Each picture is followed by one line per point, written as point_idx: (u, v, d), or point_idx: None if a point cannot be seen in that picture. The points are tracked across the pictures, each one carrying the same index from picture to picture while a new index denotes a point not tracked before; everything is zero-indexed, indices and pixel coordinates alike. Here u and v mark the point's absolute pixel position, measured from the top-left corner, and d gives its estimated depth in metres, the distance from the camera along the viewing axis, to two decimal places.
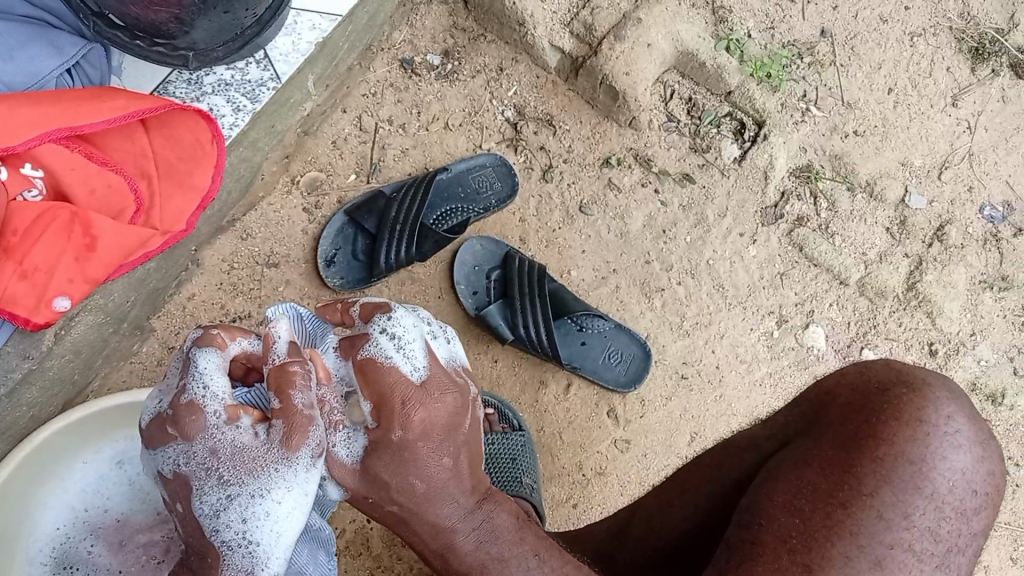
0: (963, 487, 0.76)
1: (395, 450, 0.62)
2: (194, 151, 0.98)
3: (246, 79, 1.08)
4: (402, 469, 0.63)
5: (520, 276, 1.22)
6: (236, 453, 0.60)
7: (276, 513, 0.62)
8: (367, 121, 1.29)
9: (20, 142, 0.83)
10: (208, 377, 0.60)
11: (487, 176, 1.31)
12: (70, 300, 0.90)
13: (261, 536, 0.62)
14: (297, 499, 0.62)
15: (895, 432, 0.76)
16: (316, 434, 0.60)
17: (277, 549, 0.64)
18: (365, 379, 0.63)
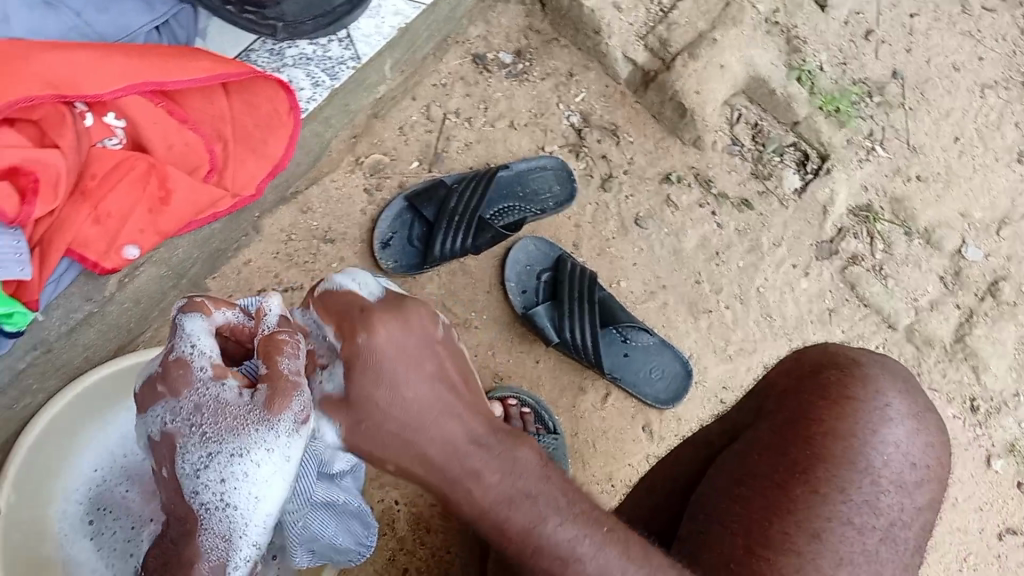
0: (900, 460, 0.81)
1: (368, 360, 0.62)
2: (270, 120, 1.00)
3: (327, 55, 1.08)
4: (378, 376, 0.62)
5: (571, 280, 1.22)
6: (219, 414, 0.62)
7: (258, 482, 0.64)
8: (435, 111, 1.30)
9: (107, 90, 0.86)
10: (197, 347, 0.62)
11: (547, 178, 1.31)
12: (139, 249, 0.92)
13: (238, 499, 0.64)
14: (280, 468, 0.64)
15: (826, 412, 0.82)
16: (300, 398, 0.62)
17: (257, 518, 0.65)
18: (325, 312, 0.65)
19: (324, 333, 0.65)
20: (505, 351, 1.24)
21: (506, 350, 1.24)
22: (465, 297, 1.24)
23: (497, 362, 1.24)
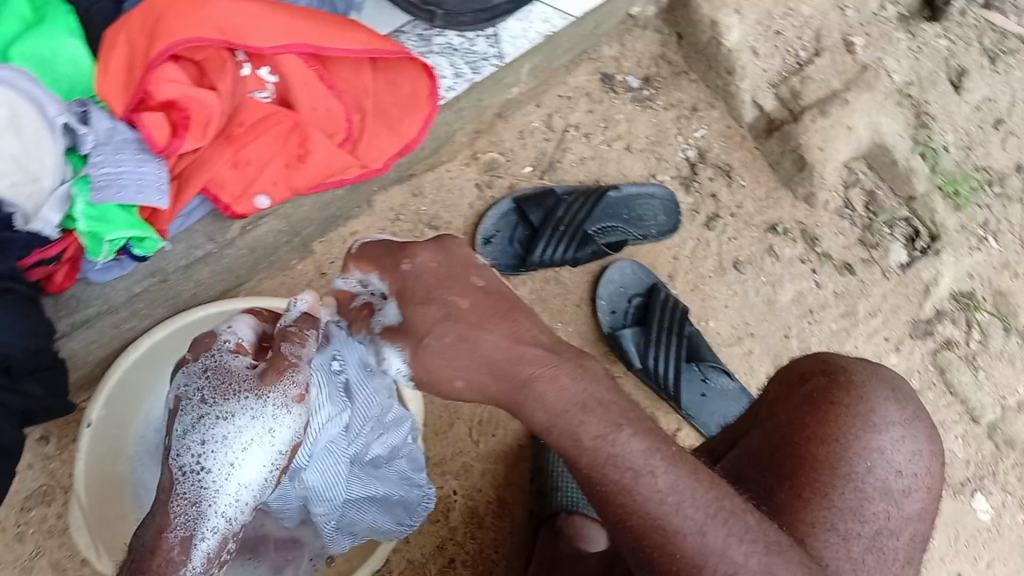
0: (886, 468, 0.80)
1: (418, 282, 0.74)
2: (410, 101, 1.02)
3: (472, 49, 1.08)
4: (428, 294, 0.73)
5: (662, 312, 1.22)
6: (220, 384, 0.76)
7: (238, 449, 0.75)
8: (557, 121, 1.31)
9: (268, 46, 0.89)
10: (228, 335, 0.78)
11: (653, 206, 1.29)
12: (269, 200, 0.95)
13: (216, 462, 0.74)
14: (258, 441, 0.75)
15: (810, 417, 0.82)
16: (294, 375, 0.76)
17: (228, 487, 0.75)
18: (362, 267, 0.78)
19: (369, 284, 0.78)
20: None
21: None
22: (555, 305, 1.24)
23: None
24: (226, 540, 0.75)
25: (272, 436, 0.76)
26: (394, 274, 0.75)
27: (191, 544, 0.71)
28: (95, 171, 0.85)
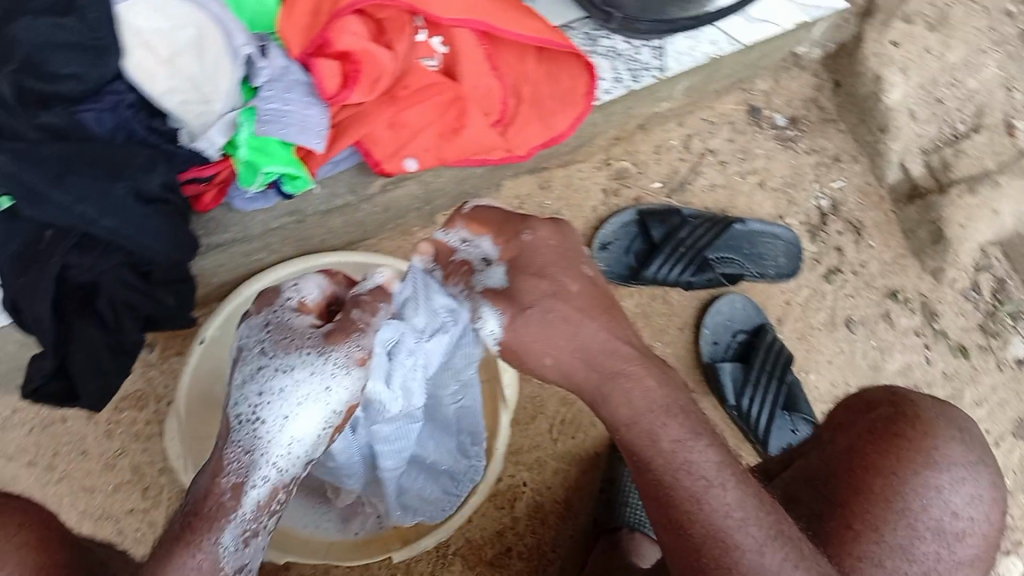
0: (942, 510, 0.79)
1: (535, 256, 0.76)
2: (567, 96, 1.02)
3: (635, 58, 1.04)
4: (541, 267, 0.75)
5: (767, 352, 1.20)
6: (280, 339, 0.74)
7: (296, 402, 0.72)
8: (695, 144, 1.27)
9: (447, 17, 0.90)
10: (291, 292, 0.76)
11: (776, 247, 1.26)
12: (417, 165, 0.97)
13: (269, 414, 0.72)
14: (317, 395, 0.73)
15: (871, 447, 0.81)
16: (359, 339, 0.74)
17: (283, 439, 0.72)
18: (471, 227, 0.78)
19: (474, 246, 0.78)
20: None
21: None
22: (658, 325, 1.22)
23: None
24: (278, 493, 0.72)
25: (329, 393, 0.73)
26: (511, 242, 0.76)
27: (243, 492, 0.69)
28: (264, 104, 0.88)
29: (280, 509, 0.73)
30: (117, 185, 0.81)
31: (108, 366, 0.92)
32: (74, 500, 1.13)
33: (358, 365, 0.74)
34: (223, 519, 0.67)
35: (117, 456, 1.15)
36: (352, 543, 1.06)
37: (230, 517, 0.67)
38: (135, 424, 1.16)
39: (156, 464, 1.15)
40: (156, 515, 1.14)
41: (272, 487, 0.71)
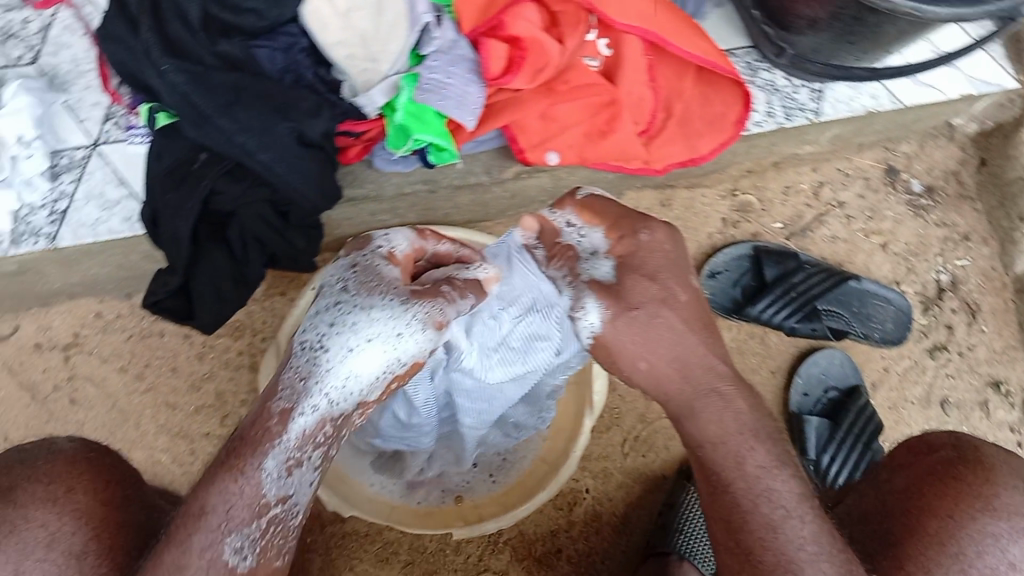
0: (1001, 561, 0.68)
1: (648, 258, 0.77)
2: (718, 121, 0.99)
3: (792, 97, 1.02)
4: (653, 269, 0.77)
5: (855, 415, 1.17)
6: (363, 281, 0.73)
7: (361, 340, 0.70)
8: (825, 192, 1.24)
9: (621, 22, 0.89)
10: (382, 242, 0.77)
11: (885, 312, 1.22)
12: (557, 160, 0.97)
13: (333, 346, 0.70)
14: (384, 339, 0.71)
15: (929, 488, 0.73)
16: (441, 301, 0.74)
17: (341, 373, 0.69)
18: (585, 217, 0.82)
19: (586, 235, 0.82)
20: None
21: None
22: (750, 365, 1.20)
23: None
24: (326, 429, 0.69)
25: (398, 341, 0.71)
26: (625, 240, 0.79)
27: (291, 418, 0.67)
28: (426, 74, 0.89)
29: (328, 452, 0.70)
30: (281, 123, 0.84)
31: (228, 295, 0.95)
32: (154, 413, 1.16)
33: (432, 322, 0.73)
34: (269, 443, 0.65)
35: (203, 379, 1.17)
36: (415, 512, 1.08)
37: (276, 441, 0.65)
38: (227, 352, 1.18)
39: (239, 394, 1.17)
40: None
41: (323, 423, 0.68)
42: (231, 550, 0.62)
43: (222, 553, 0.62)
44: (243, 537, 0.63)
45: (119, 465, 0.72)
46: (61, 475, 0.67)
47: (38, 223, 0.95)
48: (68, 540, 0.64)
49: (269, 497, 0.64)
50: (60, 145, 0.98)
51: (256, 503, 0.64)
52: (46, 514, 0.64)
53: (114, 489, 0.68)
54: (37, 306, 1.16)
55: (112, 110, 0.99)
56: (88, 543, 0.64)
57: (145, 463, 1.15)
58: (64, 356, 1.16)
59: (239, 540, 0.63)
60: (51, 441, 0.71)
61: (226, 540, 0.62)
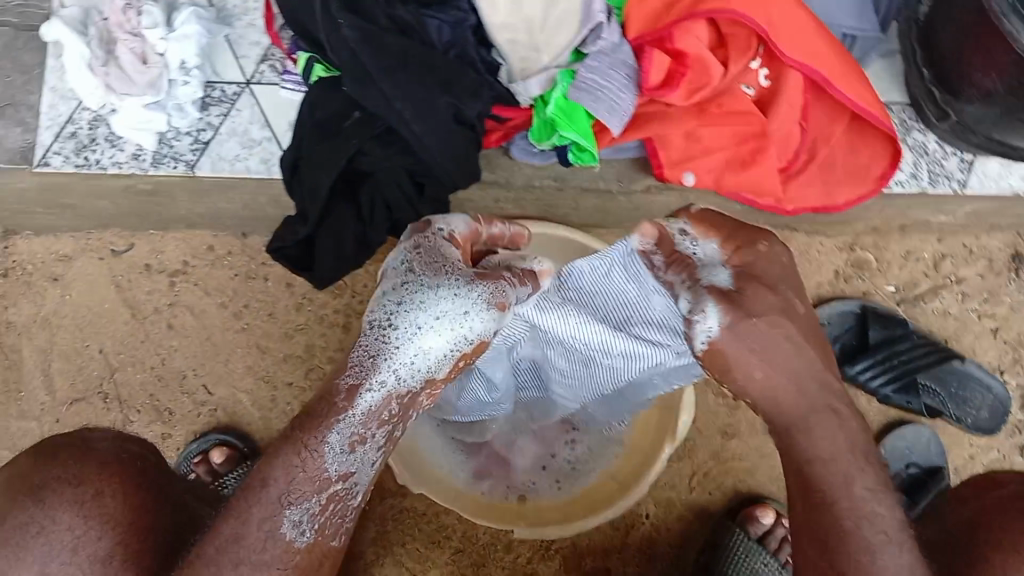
0: None
1: (767, 270, 0.75)
2: (860, 173, 0.98)
3: (940, 164, 0.99)
4: (771, 285, 0.74)
5: (932, 475, 1.15)
6: (428, 261, 0.74)
7: (425, 320, 0.72)
8: (945, 265, 1.19)
9: (789, 56, 0.88)
10: (443, 223, 0.76)
11: (982, 399, 1.16)
12: (692, 181, 0.97)
13: (401, 327, 0.72)
14: (448, 319, 0.73)
15: (1001, 522, 0.71)
16: (504, 288, 0.74)
17: (411, 350, 0.72)
18: (698, 228, 0.75)
19: (698, 246, 0.76)
20: None
21: None
22: None
23: None
24: (392, 408, 0.72)
25: (464, 320, 0.73)
26: (743, 250, 0.75)
27: (356, 397, 0.71)
28: (584, 72, 0.89)
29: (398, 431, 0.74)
30: (441, 96, 0.85)
31: (348, 253, 0.97)
32: (244, 354, 1.18)
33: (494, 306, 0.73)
34: (333, 423, 0.70)
35: (296, 329, 1.19)
36: (476, 502, 1.08)
37: (340, 421, 0.70)
38: (325, 308, 1.18)
39: (327, 351, 1.18)
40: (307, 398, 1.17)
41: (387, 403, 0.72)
42: (289, 523, 0.68)
43: (280, 525, 0.68)
44: (301, 513, 0.68)
45: (152, 465, 0.74)
46: (93, 478, 0.68)
47: (181, 148, 0.98)
48: (95, 544, 0.67)
49: (331, 475, 0.69)
50: (216, 77, 0.99)
51: (318, 477, 0.69)
52: (73, 518, 0.67)
53: (143, 494, 0.70)
54: (153, 229, 1.18)
55: (270, 52, 1.00)
56: (115, 550, 0.67)
57: (227, 399, 1.18)
58: (169, 282, 1.18)
59: (297, 514, 0.68)
60: (86, 436, 0.72)
61: (286, 514, 0.68)
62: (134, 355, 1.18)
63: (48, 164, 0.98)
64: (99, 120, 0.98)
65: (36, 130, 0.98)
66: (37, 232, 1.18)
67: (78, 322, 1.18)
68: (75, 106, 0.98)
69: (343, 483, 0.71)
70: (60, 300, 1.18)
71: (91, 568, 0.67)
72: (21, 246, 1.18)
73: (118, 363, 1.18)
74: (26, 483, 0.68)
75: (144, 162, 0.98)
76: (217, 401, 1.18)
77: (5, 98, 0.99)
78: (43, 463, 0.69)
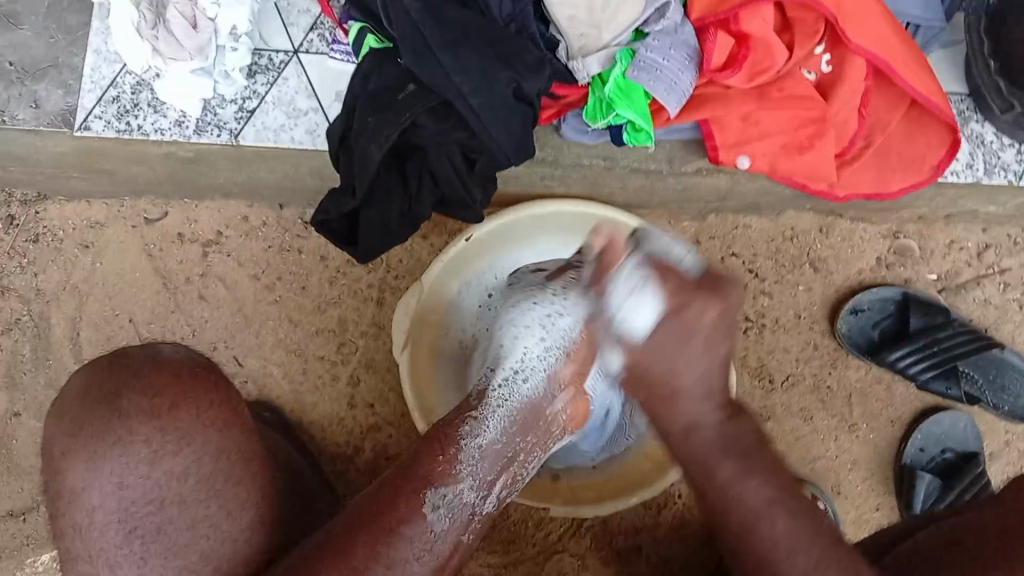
0: None
1: (697, 313, 0.68)
2: (913, 161, 0.96)
3: (996, 154, 0.99)
4: (680, 344, 0.68)
5: (968, 467, 1.14)
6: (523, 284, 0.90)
7: (521, 330, 0.82)
8: (988, 255, 1.18)
9: (853, 43, 0.86)
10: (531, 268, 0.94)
11: (1022, 386, 1.15)
12: (747, 166, 0.95)
13: (509, 336, 0.83)
14: (543, 326, 0.81)
15: None
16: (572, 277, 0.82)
17: (515, 356, 0.81)
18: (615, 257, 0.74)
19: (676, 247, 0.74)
20: (860, 480, 1.17)
21: (855, 490, 1.17)
22: (869, 409, 1.18)
23: (848, 480, 1.17)
24: (513, 414, 0.78)
25: (554, 316, 0.81)
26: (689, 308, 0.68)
27: (485, 397, 0.78)
28: (645, 52, 0.86)
29: (522, 453, 0.78)
30: (502, 72, 0.83)
31: (393, 228, 0.96)
32: (276, 326, 1.16)
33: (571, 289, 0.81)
34: (466, 418, 0.76)
35: (330, 303, 1.17)
36: None
37: (467, 421, 0.75)
38: (360, 282, 1.16)
39: (360, 325, 1.16)
40: (340, 373, 1.16)
41: (511, 398, 0.78)
42: (430, 504, 0.69)
43: (427, 499, 0.69)
44: (443, 496, 0.70)
45: (227, 381, 0.72)
46: (169, 390, 0.68)
47: (225, 116, 0.96)
48: (171, 459, 0.67)
49: (463, 471, 0.72)
50: (263, 44, 0.97)
51: (453, 466, 0.72)
52: (150, 431, 0.67)
53: (218, 410, 0.69)
54: (189, 198, 1.16)
55: (319, 21, 0.98)
56: (190, 467, 0.68)
57: (257, 372, 1.16)
58: (202, 251, 1.16)
59: (438, 497, 0.69)
60: (159, 347, 0.72)
61: (427, 493, 0.69)
62: (165, 324, 1.16)
63: (89, 129, 0.96)
64: (142, 85, 0.96)
65: (77, 92, 0.96)
66: (70, 198, 1.16)
67: (109, 290, 1.16)
68: (118, 70, 0.96)
69: (477, 491, 0.73)
70: (92, 268, 1.16)
71: (166, 483, 0.68)
72: (53, 211, 1.16)
73: (148, 333, 1.16)
74: (103, 389, 0.68)
75: (187, 129, 0.96)
76: (248, 373, 1.16)
77: (47, 60, 0.97)
78: (118, 373, 0.69)
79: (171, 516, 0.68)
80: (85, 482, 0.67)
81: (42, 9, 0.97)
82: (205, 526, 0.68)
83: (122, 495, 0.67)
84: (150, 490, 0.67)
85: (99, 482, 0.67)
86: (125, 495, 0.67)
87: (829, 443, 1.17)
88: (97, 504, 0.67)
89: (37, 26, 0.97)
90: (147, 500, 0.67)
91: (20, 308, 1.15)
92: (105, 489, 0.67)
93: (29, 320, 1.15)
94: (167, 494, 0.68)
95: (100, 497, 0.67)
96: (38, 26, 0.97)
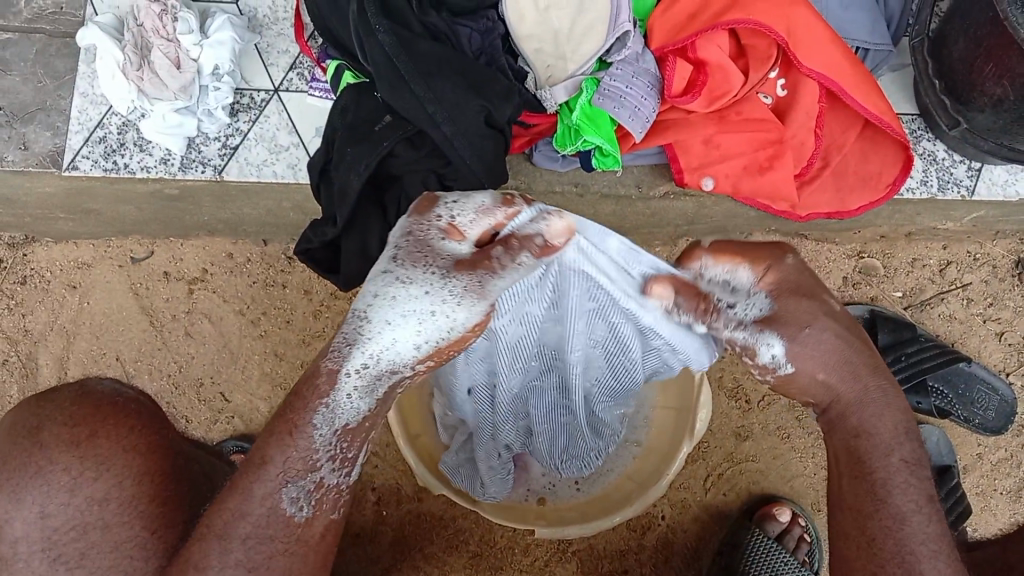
0: None
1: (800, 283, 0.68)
2: (869, 178, 1.01)
3: (949, 171, 1.03)
4: (813, 308, 0.67)
5: (945, 479, 1.15)
6: (415, 251, 0.64)
7: (397, 314, 0.64)
8: (951, 271, 1.22)
9: (803, 65, 0.91)
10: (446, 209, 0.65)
11: (989, 400, 1.19)
12: (712, 186, 0.99)
13: (376, 319, 0.64)
14: (423, 321, 0.64)
15: None
16: (489, 278, 0.63)
17: (385, 342, 0.64)
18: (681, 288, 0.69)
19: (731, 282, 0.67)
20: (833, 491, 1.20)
21: None
22: None
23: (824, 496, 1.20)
24: (377, 385, 0.67)
25: (437, 316, 0.64)
26: (774, 267, 0.67)
27: (337, 380, 0.65)
28: (609, 80, 0.91)
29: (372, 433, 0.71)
30: (473, 100, 0.87)
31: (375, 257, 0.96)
32: (261, 360, 1.19)
33: (473, 296, 0.64)
34: (316, 401, 0.66)
35: (315, 336, 1.19)
36: (498, 504, 1.04)
37: (321, 407, 0.66)
38: (343, 315, 1.19)
39: None
40: None
41: (370, 384, 0.66)
42: (288, 499, 0.66)
43: (280, 501, 0.66)
44: (300, 488, 0.66)
45: (148, 410, 0.77)
46: (88, 419, 0.73)
47: (208, 154, 1.00)
48: (91, 486, 0.72)
49: (320, 460, 0.67)
50: (244, 84, 1.01)
51: (308, 453, 0.66)
52: (69, 459, 0.71)
53: (138, 434, 0.74)
54: (173, 237, 1.19)
55: (298, 60, 1.02)
56: (111, 491, 0.72)
57: (243, 406, 1.18)
58: (187, 289, 1.19)
59: (297, 488, 0.66)
60: (84, 381, 0.77)
61: (283, 491, 0.66)
62: (151, 363, 1.18)
63: (77, 168, 0.99)
64: (128, 125, 1.00)
65: (66, 134, 1.00)
66: (57, 240, 1.18)
67: (95, 330, 1.18)
68: (105, 111, 1.00)
69: (337, 471, 0.68)
70: (78, 308, 1.18)
71: (89, 508, 0.72)
72: (40, 253, 1.18)
73: (135, 373, 1.18)
74: (24, 426, 0.73)
75: (172, 166, 1.00)
76: (235, 407, 1.18)
77: (35, 104, 1.00)
78: (44, 407, 0.73)
79: (93, 540, 0.72)
80: (9, 512, 0.71)
81: (33, 55, 1.01)
82: (130, 546, 0.72)
83: (45, 524, 0.71)
84: (73, 516, 0.71)
85: (22, 513, 0.71)
86: (46, 524, 0.71)
87: (806, 461, 1.20)
88: (20, 534, 0.71)
89: (27, 71, 1.01)
90: (69, 527, 0.71)
91: (7, 350, 1.17)
92: (29, 519, 0.71)
93: (17, 362, 1.17)
94: (88, 519, 0.72)
95: (24, 527, 0.71)
96: (26, 71, 1.01)
